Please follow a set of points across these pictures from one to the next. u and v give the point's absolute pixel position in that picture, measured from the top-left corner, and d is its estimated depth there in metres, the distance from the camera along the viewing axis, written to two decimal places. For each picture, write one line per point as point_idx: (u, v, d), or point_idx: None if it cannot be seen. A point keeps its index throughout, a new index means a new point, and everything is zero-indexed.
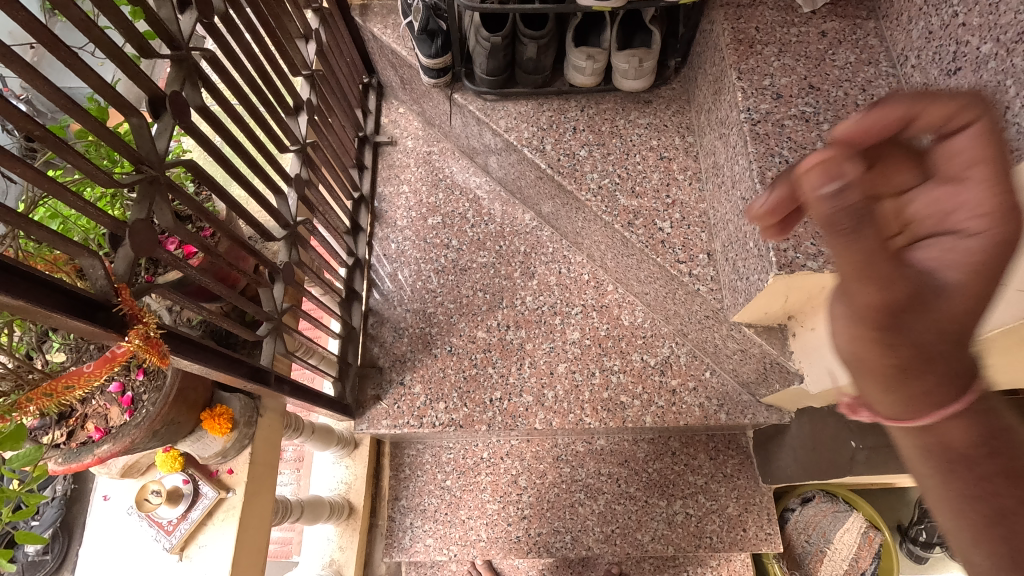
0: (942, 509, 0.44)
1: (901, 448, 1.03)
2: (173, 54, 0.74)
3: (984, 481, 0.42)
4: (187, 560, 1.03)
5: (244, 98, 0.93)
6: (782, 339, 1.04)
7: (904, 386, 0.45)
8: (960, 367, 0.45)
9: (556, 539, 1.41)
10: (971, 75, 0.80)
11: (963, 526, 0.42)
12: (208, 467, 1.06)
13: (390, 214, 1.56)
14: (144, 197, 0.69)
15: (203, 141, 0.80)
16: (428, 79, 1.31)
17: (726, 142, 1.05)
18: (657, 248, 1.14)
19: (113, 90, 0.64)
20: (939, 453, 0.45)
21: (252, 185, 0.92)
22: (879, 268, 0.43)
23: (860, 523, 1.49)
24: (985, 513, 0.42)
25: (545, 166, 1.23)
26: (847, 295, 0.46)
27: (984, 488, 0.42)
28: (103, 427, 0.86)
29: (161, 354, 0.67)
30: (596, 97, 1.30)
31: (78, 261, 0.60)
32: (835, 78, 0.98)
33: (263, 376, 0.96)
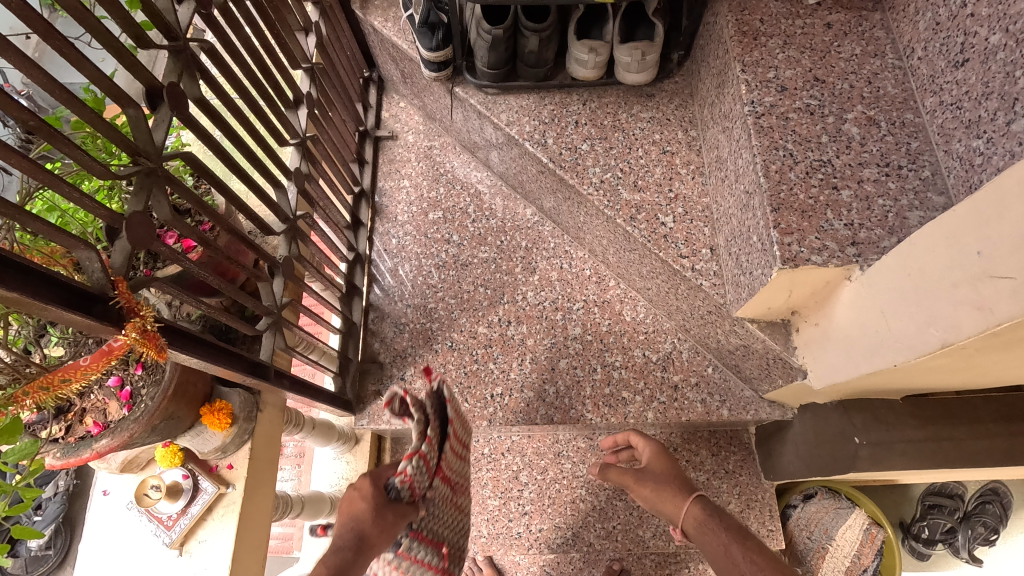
0: (711, 555, 0.95)
1: (903, 444, 1.03)
2: (171, 45, 0.73)
3: (715, 544, 0.94)
4: (187, 555, 1.03)
5: (244, 91, 0.92)
6: (786, 334, 1.03)
7: (670, 504, 1.03)
8: (686, 486, 1.04)
9: (558, 535, 1.42)
10: (979, 66, 0.79)
11: (718, 563, 0.93)
12: (208, 462, 1.05)
13: (391, 208, 1.55)
14: (142, 188, 0.68)
15: (202, 133, 0.79)
16: (428, 72, 1.30)
17: (730, 135, 1.03)
18: (659, 243, 1.14)
19: (110, 80, 0.63)
20: (698, 523, 0.98)
21: (251, 179, 0.91)
22: (659, 485, 1.05)
23: (862, 520, 1.47)
24: (720, 559, 0.92)
25: (547, 160, 1.23)
26: (656, 505, 1.05)
27: (723, 535, 0.94)
28: (100, 421, 0.86)
29: (158, 347, 0.66)
30: (598, 90, 1.29)
31: (74, 254, 0.59)
32: (840, 70, 0.97)
33: (263, 371, 0.95)
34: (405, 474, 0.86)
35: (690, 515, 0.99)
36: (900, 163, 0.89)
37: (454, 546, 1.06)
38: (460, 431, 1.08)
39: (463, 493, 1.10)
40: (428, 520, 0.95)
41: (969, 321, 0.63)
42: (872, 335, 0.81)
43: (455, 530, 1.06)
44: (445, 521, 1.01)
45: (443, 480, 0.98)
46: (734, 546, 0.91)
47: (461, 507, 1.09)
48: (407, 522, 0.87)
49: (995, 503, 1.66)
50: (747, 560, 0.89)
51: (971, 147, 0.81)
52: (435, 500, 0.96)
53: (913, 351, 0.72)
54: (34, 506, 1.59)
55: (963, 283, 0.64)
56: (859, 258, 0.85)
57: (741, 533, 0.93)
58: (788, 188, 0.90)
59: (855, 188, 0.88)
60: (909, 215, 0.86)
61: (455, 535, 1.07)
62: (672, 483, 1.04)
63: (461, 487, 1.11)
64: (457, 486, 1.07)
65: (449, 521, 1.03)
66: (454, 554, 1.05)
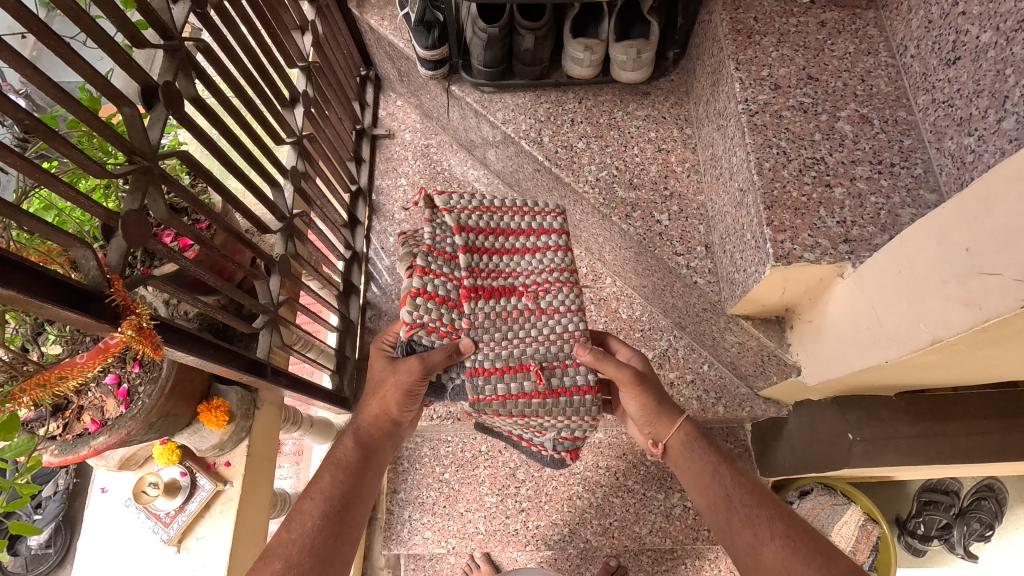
0: (691, 477, 0.93)
1: (897, 441, 1.03)
2: (166, 44, 0.73)
3: (696, 465, 0.93)
4: (185, 552, 1.04)
5: (240, 90, 0.92)
6: (780, 331, 1.04)
7: (664, 419, 0.95)
8: (671, 403, 0.98)
9: (554, 532, 1.44)
10: (970, 64, 0.79)
11: (698, 485, 0.91)
12: (206, 459, 1.05)
13: (388, 207, 1.56)
14: (138, 187, 0.68)
15: (199, 132, 0.80)
16: (425, 70, 1.30)
17: (724, 134, 1.04)
18: (654, 241, 1.14)
19: (105, 80, 0.63)
20: (685, 438, 0.95)
21: (248, 178, 0.92)
22: (661, 399, 0.96)
23: (859, 516, 1.47)
24: (700, 481, 0.91)
25: (543, 158, 1.23)
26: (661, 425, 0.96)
27: (710, 455, 0.93)
28: (98, 418, 0.86)
29: (154, 345, 0.66)
30: (594, 89, 1.29)
31: (71, 252, 0.59)
32: (834, 68, 0.97)
33: (259, 368, 0.96)
34: (407, 323, 0.88)
35: (677, 435, 0.96)
36: (893, 161, 0.89)
37: (552, 356, 0.92)
38: (522, 218, 0.99)
39: (560, 289, 0.94)
40: (486, 346, 0.91)
41: (958, 317, 0.63)
42: (863, 332, 0.82)
43: (549, 338, 0.92)
44: (520, 336, 0.92)
45: (481, 296, 0.93)
46: (722, 467, 0.90)
47: (552, 309, 0.93)
48: (427, 365, 0.89)
49: (990, 499, 1.67)
50: (734, 481, 0.88)
51: (962, 144, 0.81)
52: (480, 322, 0.91)
53: (904, 348, 0.73)
54: (35, 503, 1.60)
55: (952, 279, 0.64)
56: (851, 255, 0.85)
57: (730, 459, 0.93)
58: (781, 186, 0.90)
59: (848, 186, 0.89)
60: (900, 213, 0.86)
61: (556, 339, 0.92)
62: (665, 396, 0.97)
63: (552, 285, 0.95)
64: (529, 284, 0.95)
65: (522, 337, 0.92)
66: (557, 362, 0.92)
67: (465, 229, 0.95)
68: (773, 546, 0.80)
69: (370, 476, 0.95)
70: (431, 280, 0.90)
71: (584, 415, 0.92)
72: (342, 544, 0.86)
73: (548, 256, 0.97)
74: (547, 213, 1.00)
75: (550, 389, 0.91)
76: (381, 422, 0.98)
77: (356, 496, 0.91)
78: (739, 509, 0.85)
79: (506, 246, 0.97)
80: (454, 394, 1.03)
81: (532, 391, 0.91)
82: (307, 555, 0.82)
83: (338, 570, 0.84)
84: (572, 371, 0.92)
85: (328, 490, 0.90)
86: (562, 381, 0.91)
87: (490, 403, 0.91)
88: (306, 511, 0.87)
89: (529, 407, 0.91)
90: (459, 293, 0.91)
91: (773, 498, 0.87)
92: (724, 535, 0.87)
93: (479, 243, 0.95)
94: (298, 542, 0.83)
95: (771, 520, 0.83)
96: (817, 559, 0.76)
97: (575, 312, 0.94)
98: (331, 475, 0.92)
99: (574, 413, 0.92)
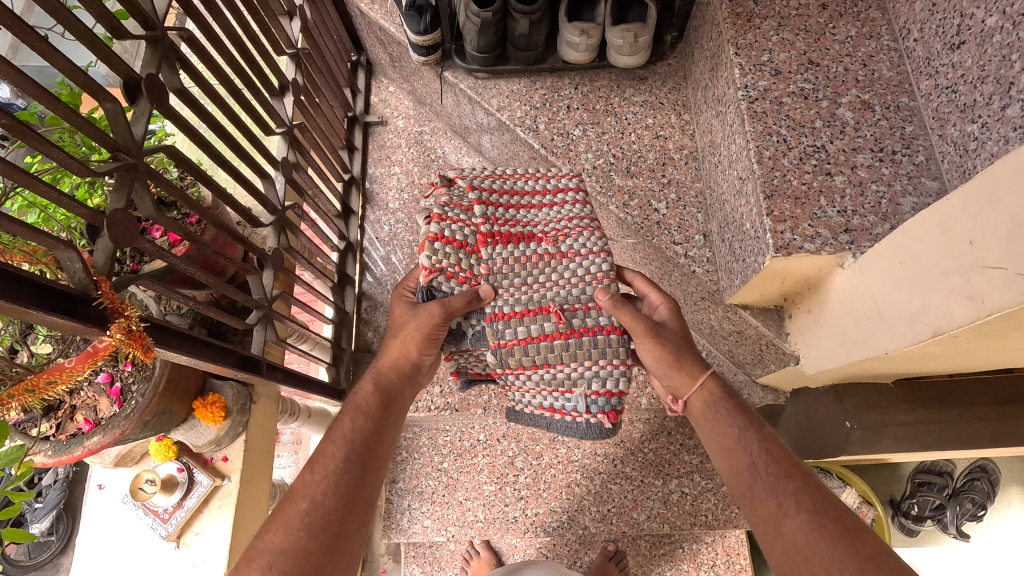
0: (713, 439, 0.90)
1: (895, 428, 1.03)
2: (148, 34, 0.71)
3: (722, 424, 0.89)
4: (185, 547, 1.04)
5: (226, 80, 0.89)
6: (779, 320, 1.03)
7: (681, 373, 0.93)
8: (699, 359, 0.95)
9: (553, 519, 1.46)
10: (975, 49, 0.77)
11: (720, 447, 0.89)
12: (202, 455, 1.05)
13: (381, 195, 1.54)
14: (122, 185, 0.66)
15: (184, 125, 0.77)
16: (417, 57, 1.27)
17: (723, 120, 1.02)
18: (652, 230, 1.13)
19: (84, 74, 0.60)
20: (710, 396, 0.92)
21: (237, 171, 0.89)
22: (684, 352, 0.93)
23: (853, 498, 1.54)
24: (725, 442, 0.88)
25: (539, 147, 1.21)
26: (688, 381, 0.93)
27: (736, 418, 0.89)
28: (92, 418, 0.85)
29: (145, 348, 0.65)
30: (591, 74, 1.26)
31: (54, 254, 0.58)
32: (835, 53, 0.95)
33: (254, 365, 0.95)
34: (425, 268, 0.92)
35: (699, 394, 0.93)
36: (894, 149, 0.88)
37: (573, 298, 0.95)
38: (537, 180, 1.03)
39: (579, 235, 0.97)
40: (506, 292, 0.94)
41: (960, 310, 0.63)
42: (865, 324, 0.81)
43: (569, 282, 0.95)
44: (540, 281, 0.95)
45: (499, 241, 0.96)
46: (749, 431, 0.87)
47: (570, 252, 0.96)
48: (449, 310, 0.90)
49: (982, 480, 1.69)
50: (759, 447, 0.84)
51: (966, 132, 0.80)
52: (498, 268, 0.95)
53: (904, 341, 0.72)
54: (37, 493, 1.63)
55: (955, 272, 0.63)
56: (852, 245, 0.84)
57: (757, 424, 0.88)
58: (781, 175, 0.89)
59: (849, 174, 0.88)
60: (902, 201, 0.85)
61: (577, 283, 0.95)
62: (686, 348, 0.94)
63: (572, 231, 0.97)
64: (547, 232, 0.97)
65: (542, 281, 0.95)
66: (577, 303, 0.95)
67: (481, 191, 0.99)
68: (799, 521, 0.77)
69: (391, 420, 0.93)
70: (448, 224, 0.94)
71: (612, 358, 0.94)
72: (366, 489, 0.84)
73: (568, 208, 1.00)
74: (564, 174, 1.04)
75: (571, 329, 0.94)
76: (401, 366, 0.96)
77: (379, 441, 0.89)
78: (764, 478, 0.82)
79: (523, 201, 1.01)
80: (476, 344, 0.98)
81: (553, 332, 0.94)
82: (330, 498, 0.80)
83: (362, 511, 0.82)
84: (593, 313, 0.95)
85: (349, 433, 0.88)
86: (584, 322, 0.94)
87: (510, 346, 0.94)
88: (326, 455, 0.85)
89: (550, 349, 0.94)
90: (476, 242, 0.95)
91: (802, 469, 0.83)
92: (744, 502, 0.85)
93: (494, 200, 0.99)
94: (322, 483, 0.80)
95: (798, 492, 0.79)
96: (849, 537, 0.73)
97: (599, 253, 0.95)
98: (352, 419, 0.90)
99: (600, 355, 0.94)
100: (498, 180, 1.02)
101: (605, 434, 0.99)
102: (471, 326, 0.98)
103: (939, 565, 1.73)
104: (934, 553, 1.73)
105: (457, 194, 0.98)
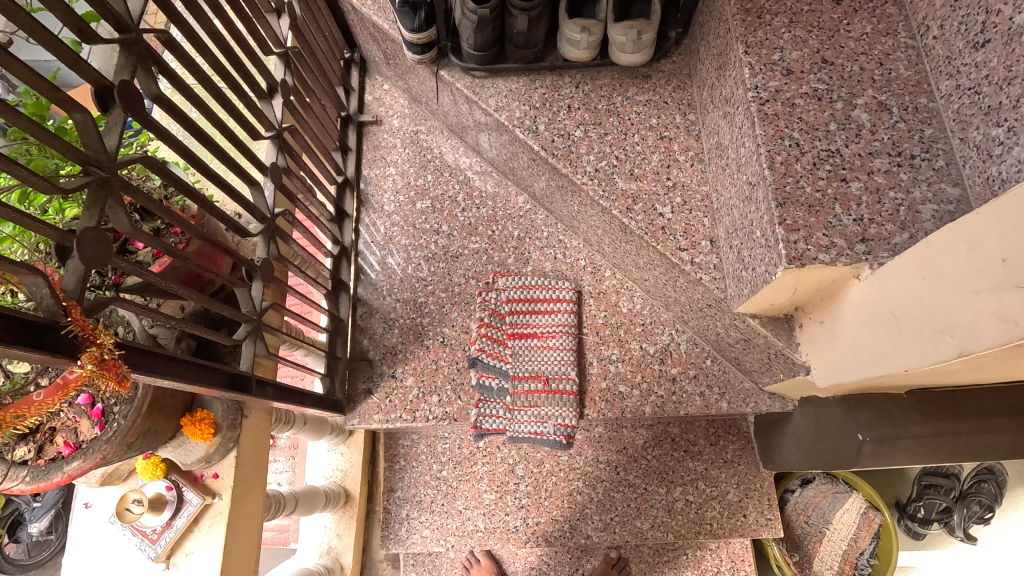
0: None
1: (909, 441, 1.01)
2: (122, 37, 0.66)
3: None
4: (174, 568, 1.00)
5: (210, 84, 0.84)
6: (789, 329, 1.00)
7: None
8: None
9: (555, 528, 1.42)
10: (1001, 48, 0.72)
11: None
12: (192, 472, 1.00)
13: (376, 198, 1.49)
14: (94, 202, 0.61)
15: (164, 133, 0.72)
16: (412, 54, 1.22)
17: (731, 122, 0.98)
18: (657, 235, 1.09)
19: (49, 83, 0.56)
20: None
21: (223, 180, 0.85)
22: None
23: (859, 503, 1.52)
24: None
25: (538, 148, 1.16)
26: None
27: None
28: (71, 441, 0.81)
29: (120, 377, 0.61)
30: (592, 72, 1.22)
31: (18, 278, 0.54)
32: (850, 51, 0.91)
33: (243, 382, 0.91)
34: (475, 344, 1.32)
35: None
36: (913, 153, 0.84)
37: (557, 370, 1.30)
38: (547, 289, 1.36)
39: (567, 338, 1.32)
40: (517, 365, 1.34)
41: (990, 332, 0.59)
42: (881, 340, 0.77)
43: (552, 362, 1.31)
44: (536, 360, 1.33)
45: (517, 336, 1.36)
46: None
47: (558, 348, 1.32)
48: None
49: (990, 482, 1.66)
50: None
51: (990, 136, 0.76)
52: (516, 350, 1.35)
53: (927, 359, 0.68)
54: (34, 494, 1.64)
55: (984, 291, 0.59)
56: (869, 256, 0.80)
57: None
58: (794, 181, 0.85)
59: (865, 180, 0.83)
60: (921, 209, 0.81)
61: (559, 362, 1.31)
62: None
63: (559, 334, 1.33)
64: (545, 331, 1.34)
65: (539, 360, 1.33)
66: (560, 373, 1.30)
67: (511, 298, 1.36)
68: None
69: None
70: (492, 322, 1.34)
71: (566, 405, 1.28)
72: None
73: (560, 314, 1.34)
74: (563, 284, 1.37)
75: (551, 388, 1.29)
76: None
77: None
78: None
79: (537, 309, 1.36)
80: (498, 394, 1.31)
81: (538, 388, 1.31)
82: None
83: None
84: (566, 379, 1.29)
85: None
86: (558, 384, 1.29)
87: (518, 394, 1.32)
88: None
89: (537, 398, 1.31)
90: (504, 337, 1.35)
91: None
92: None
93: (518, 305, 1.36)
94: None
95: None
96: None
97: (569, 351, 1.31)
98: None
99: (559, 402, 1.29)
100: (524, 288, 1.37)
101: (564, 447, 1.33)
102: (491, 385, 1.30)
103: (944, 568, 1.69)
104: (941, 557, 1.70)
105: (494, 298, 1.36)
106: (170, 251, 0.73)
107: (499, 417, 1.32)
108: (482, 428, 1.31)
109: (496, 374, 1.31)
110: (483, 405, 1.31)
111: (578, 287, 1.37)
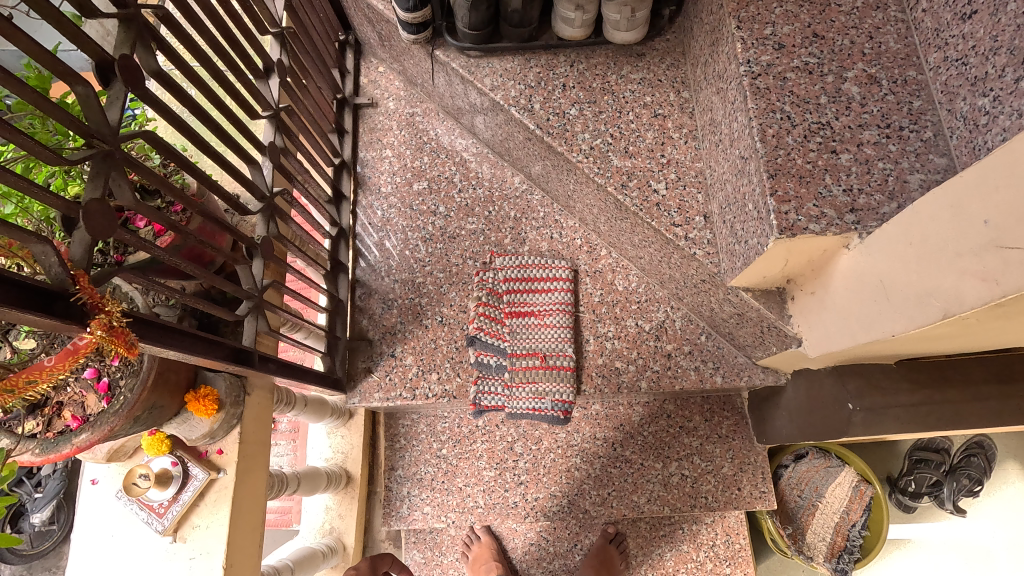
0: None
1: (898, 409, 1.02)
2: (120, 13, 0.66)
3: None
4: (181, 542, 1.02)
5: (208, 61, 0.84)
6: (780, 301, 1.01)
7: None
8: None
9: (554, 503, 1.45)
10: (987, 19, 0.73)
11: None
12: (197, 448, 1.04)
13: (373, 179, 1.50)
14: (98, 174, 0.62)
15: (165, 110, 0.73)
16: (407, 34, 1.23)
17: (724, 97, 0.99)
18: (651, 212, 1.10)
19: (51, 56, 0.56)
20: None
21: (223, 157, 0.86)
22: None
23: (851, 477, 1.55)
24: None
25: (534, 127, 1.17)
26: None
27: None
28: (79, 414, 0.85)
29: (128, 344, 0.63)
30: (586, 50, 1.23)
31: (28, 247, 0.55)
32: (841, 25, 0.92)
33: (245, 357, 0.92)
34: (474, 323, 1.34)
35: None
36: (901, 125, 0.85)
37: (555, 346, 1.32)
38: (542, 269, 1.37)
39: (565, 315, 1.34)
40: (513, 342, 1.35)
41: (973, 293, 0.61)
42: (870, 307, 0.79)
43: (550, 339, 1.33)
44: (533, 337, 1.35)
45: (514, 314, 1.37)
46: None
47: (556, 325, 1.33)
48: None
49: (979, 456, 1.68)
50: None
51: (976, 106, 0.77)
52: (512, 327, 1.37)
53: (912, 323, 0.70)
54: (36, 482, 1.70)
55: (968, 253, 0.61)
56: (858, 225, 0.82)
57: None
58: (785, 153, 0.86)
59: (855, 152, 0.85)
60: (909, 178, 0.83)
61: (555, 338, 1.33)
62: None
63: (556, 311, 1.34)
64: (542, 309, 1.35)
65: (536, 337, 1.35)
66: (557, 350, 1.32)
67: (507, 278, 1.38)
68: None
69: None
70: (489, 303, 1.36)
71: (562, 380, 1.31)
72: None
73: (557, 293, 1.35)
74: (560, 264, 1.38)
75: (548, 364, 1.31)
76: None
77: None
78: None
79: (532, 287, 1.37)
80: (496, 370, 1.34)
81: (535, 364, 1.33)
82: None
83: None
84: (561, 355, 1.31)
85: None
86: (555, 360, 1.31)
87: (515, 371, 1.34)
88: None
89: (535, 373, 1.33)
90: (501, 316, 1.36)
91: None
92: None
93: (514, 284, 1.38)
94: None
95: None
96: None
97: (566, 329, 1.33)
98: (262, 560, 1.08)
99: (555, 377, 1.31)
100: (520, 268, 1.39)
101: (561, 422, 1.34)
102: (490, 362, 1.33)
103: (936, 541, 1.72)
104: (933, 529, 1.73)
105: (490, 277, 1.37)
106: (173, 225, 0.73)
107: (497, 394, 1.34)
108: (482, 403, 1.33)
109: (494, 351, 1.34)
110: (481, 381, 1.33)
111: (575, 265, 1.39)
